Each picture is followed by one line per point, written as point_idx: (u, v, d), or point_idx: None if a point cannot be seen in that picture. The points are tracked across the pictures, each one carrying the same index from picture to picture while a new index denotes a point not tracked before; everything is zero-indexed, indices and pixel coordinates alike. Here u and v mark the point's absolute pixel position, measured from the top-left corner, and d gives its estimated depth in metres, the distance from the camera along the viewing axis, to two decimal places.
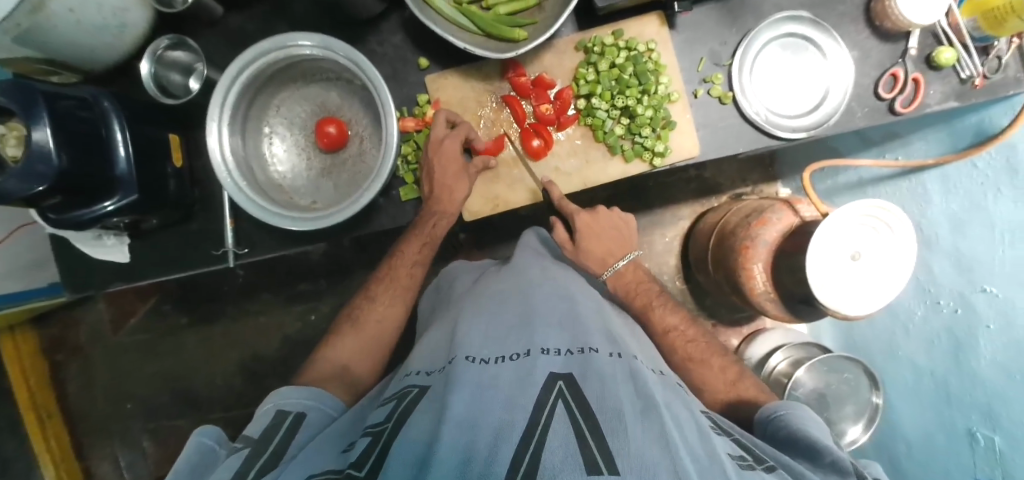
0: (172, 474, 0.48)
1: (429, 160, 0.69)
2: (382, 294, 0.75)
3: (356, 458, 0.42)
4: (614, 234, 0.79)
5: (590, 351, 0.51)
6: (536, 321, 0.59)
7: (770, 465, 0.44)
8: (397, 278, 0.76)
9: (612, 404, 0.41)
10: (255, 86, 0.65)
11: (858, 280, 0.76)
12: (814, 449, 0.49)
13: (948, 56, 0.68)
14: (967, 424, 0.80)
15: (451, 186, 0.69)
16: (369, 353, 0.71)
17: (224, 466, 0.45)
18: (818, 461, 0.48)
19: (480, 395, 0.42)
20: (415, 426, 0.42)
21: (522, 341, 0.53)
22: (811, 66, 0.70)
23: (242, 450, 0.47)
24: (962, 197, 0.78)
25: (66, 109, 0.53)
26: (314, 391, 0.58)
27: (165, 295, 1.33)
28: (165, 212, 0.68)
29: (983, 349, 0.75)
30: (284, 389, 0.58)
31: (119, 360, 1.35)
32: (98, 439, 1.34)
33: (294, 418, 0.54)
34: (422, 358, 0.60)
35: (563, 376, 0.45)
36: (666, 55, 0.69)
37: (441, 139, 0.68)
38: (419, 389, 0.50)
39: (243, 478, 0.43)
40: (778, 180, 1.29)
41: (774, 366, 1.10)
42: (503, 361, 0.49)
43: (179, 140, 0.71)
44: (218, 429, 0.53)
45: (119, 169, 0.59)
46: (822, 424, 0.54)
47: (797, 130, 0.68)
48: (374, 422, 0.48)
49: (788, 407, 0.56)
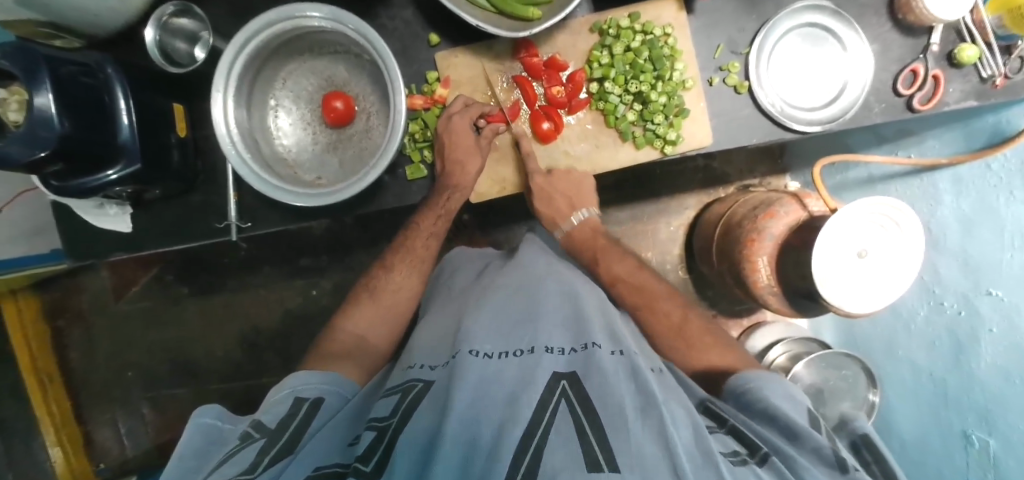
0: (178, 457, 0.48)
1: (442, 140, 0.69)
2: (395, 273, 0.75)
3: (362, 452, 0.42)
4: (568, 191, 0.73)
5: (592, 347, 0.51)
6: (539, 315, 0.58)
7: (764, 455, 0.44)
8: (414, 250, 0.75)
9: (613, 401, 0.40)
10: (262, 58, 0.64)
11: (863, 277, 0.75)
12: (794, 433, 0.47)
13: (970, 54, 0.65)
14: (963, 426, 0.81)
15: (464, 161, 0.69)
16: (367, 335, 0.71)
17: (239, 453, 0.46)
18: (800, 444, 0.46)
19: (483, 393, 0.42)
20: (419, 423, 0.42)
21: (525, 338, 0.53)
22: (829, 59, 0.68)
23: (259, 439, 0.47)
24: (973, 198, 0.77)
25: (68, 76, 0.52)
26: (329, 375, 0.60)
27: (168, 265, 1.33)
28: (168, 183, 0.67)
29: (984, 352, 0.75)
30: (296, 374, 0.60)
31: (121, 329, 1.36)
32: (99, 405, 1.35)
33: (311, 404, 0.55)
34: (424, 350, 0.60)
35: (566, 374, 0.45)
36: (682, 41, 0.68)
37: (451, 118, 0.68)
38: (424, 382, 0.50)
39: (258, 467, 0.43)
40: (787, 173, 1.27)
41: (773, 360, 1.10)
42: (507, 357, 0.49)
43: (183, 110, 0.69)
44: (226, 412, 0.54)
45: (123, 137, 0.58)
46: (796, 401, 0.53)
47: (813, 124, 0.67)
48: (377, 414, 0.47)
49: (764, 380, 0.55)
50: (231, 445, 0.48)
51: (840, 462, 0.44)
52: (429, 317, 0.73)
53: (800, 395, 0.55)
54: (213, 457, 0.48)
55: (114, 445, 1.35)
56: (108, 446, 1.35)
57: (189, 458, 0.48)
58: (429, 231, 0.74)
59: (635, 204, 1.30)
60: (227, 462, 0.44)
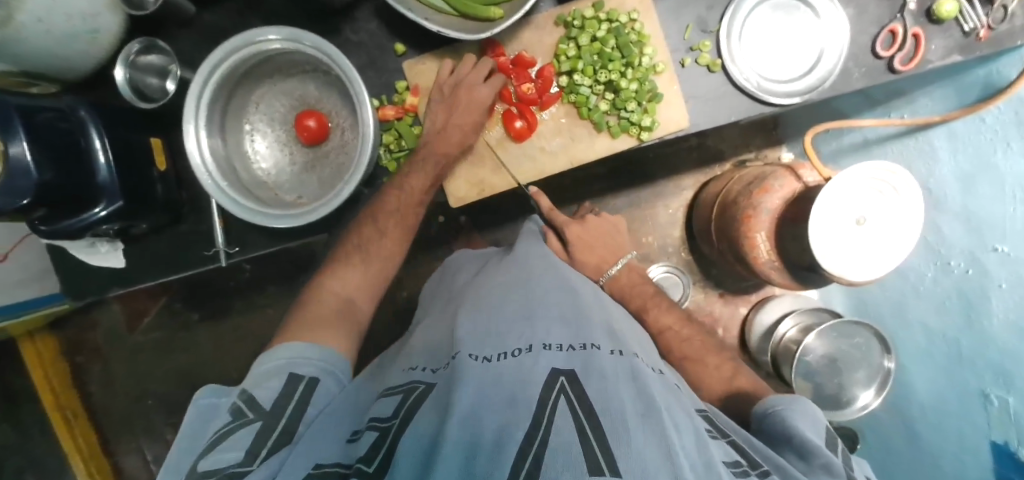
0: (180, 434, 0.50)
1: (455, 102, 0.67)
2: (388, 237, 0.71)
3: (365, 452, 0.41)
4: (602, 240, 0.85)
5: (591, 348, 0.50)
6: (538, 311, 0.57)
7: (766, 469, 0.41)
8: (405, 216, 0.71)
9: (613, 405, 0.39)
10: (231, 85, 0.64)
11: (860, 245, 0.74)
12: (805, 451, 0.45)
13: (949, 8, 0.63)
14: (980, 386, 0.79)
15: (464, 134, 0.68)
16: (353, 297, 0.68)
17: (234, 435, 0.46)
18: (809, 463, 0.44)
19: (484, 395, 0.41)
20: (422, 423, 0.41)
21: (524, 335, 0.52)
22: (802, 28, 0.67)
23: (253, 423, 0.47)
24: (970, 153, 0.75)
25: (43, 123, 0.54)
26: (325, 352, 0.57)
27: (175, 293, 1.36)
28: (155, 215, 0.68)
29: (995, 308, 0.73)
30: (288, 343, 0.58)
31: (137, 359, 1.39)
32: (125, 434, 1.39)
33: (307, 384, 0.53)
34: (422, 353, 0.59)
35: (565, 372, 0.44)
36: (649, 24, 0.67)
37: (475, 83, 0.67)
38: (426, 384, 0.49)
39: (255, 459, 0.44)
40: (782, 144, 1.25)
41: (784, 333, 1.10)
42: (506, 358, 0.48)
43: (161, 143, 0.70)
44: (221, 389, 0.54)
45: (101, 177, 0.60)
46: (817, 422, 0.50)
47: (791, 96, 0.66)
48: (378, 412, 0.46)
49: (784, 401, 0.53)
50: (223, 422, 0.48)
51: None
52: (424, 321, 0.71)
53: (819, 414, 0.53)
54: (204, 435, 0.49)
55: (142, 471, 1.38)
56: (137, 472, 1.39)
57: (187, 438, 0.50)
58: (416, 210, 0.72)
59: (631, 189, 1.29)
60: (221, 445, 0.45)
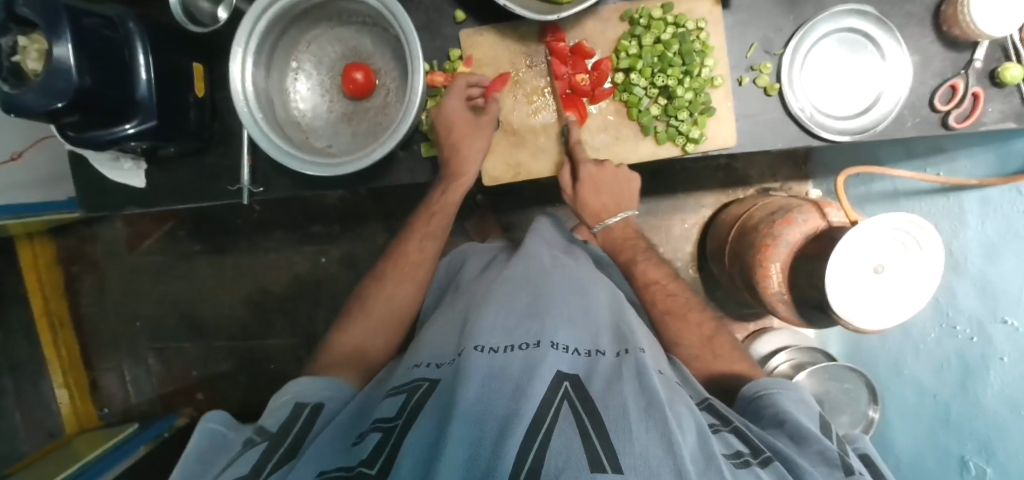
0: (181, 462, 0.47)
1: (442, 131, 0.67)
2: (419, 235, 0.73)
3: (367, 455, 0.40)
4: (615, 189, 0.70)
5: (597, 355, 0.50)
6: (547, 309, 0.56)
7: (766, 457, 0.41)
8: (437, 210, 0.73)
9: (616, 403, 0.39)
10: (286, 20, 0.63)
11: (877, 293, 0.73)
12: (799, 435, 0.45)
13: (1015, 74, 0.62)
14: (960, 452, 0.81)
15: (470, 150, 0.68)
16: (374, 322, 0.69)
17: (241, 457, 0.44)
18: (804, 447, 0.44)
19: (489, 388, 0.41)
20: (426, 420, 0.40)
21: (532, 331, 0.51)
22: (866, 68, 0.66)
23: (260, 444, 0.45)
24: (999, 221, 0.74)
25: (91, 28, 0.53)
26: (331, 381, 0.57)
27: (181, 222, 1.35)
28: (184, 142, 0.67)
29: (993, 378, 0.74)
30: (296, 379, 0.58)
31: (132, 281, 1.38)
32: (107, 353, 1.38)
33: (312, 409, 0.52)
34: (427, 348, 0.57)
35: (569, 376, 0.44)
36: (715, 36, 0.66)
37: (457, 109, 0.67)
38: (430, 382, 0.48)
39: (261, 472, 0.41)
40: (810, 180, 1.24)
41: (775, 367, 1.06)
42: (513, 350, 0.47)
43: (202, 70, 0.69)
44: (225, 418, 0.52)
45: (141, 93, 0.59)
46: (808, 407, 0.50)
47: (842, 133, 0.65)
48: (382, 413, 0.45)
49: (775, 386, 0.53)
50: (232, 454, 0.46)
51: (845, 465, 0.42)
52: (437, 311, 0.70)
53: (810, 399, 0.53)
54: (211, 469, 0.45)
55: (119, 391, 1.38)
56: (114, 391, 1.38)
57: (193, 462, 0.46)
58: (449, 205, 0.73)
59: (651, 198, 1.28)
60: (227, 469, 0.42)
